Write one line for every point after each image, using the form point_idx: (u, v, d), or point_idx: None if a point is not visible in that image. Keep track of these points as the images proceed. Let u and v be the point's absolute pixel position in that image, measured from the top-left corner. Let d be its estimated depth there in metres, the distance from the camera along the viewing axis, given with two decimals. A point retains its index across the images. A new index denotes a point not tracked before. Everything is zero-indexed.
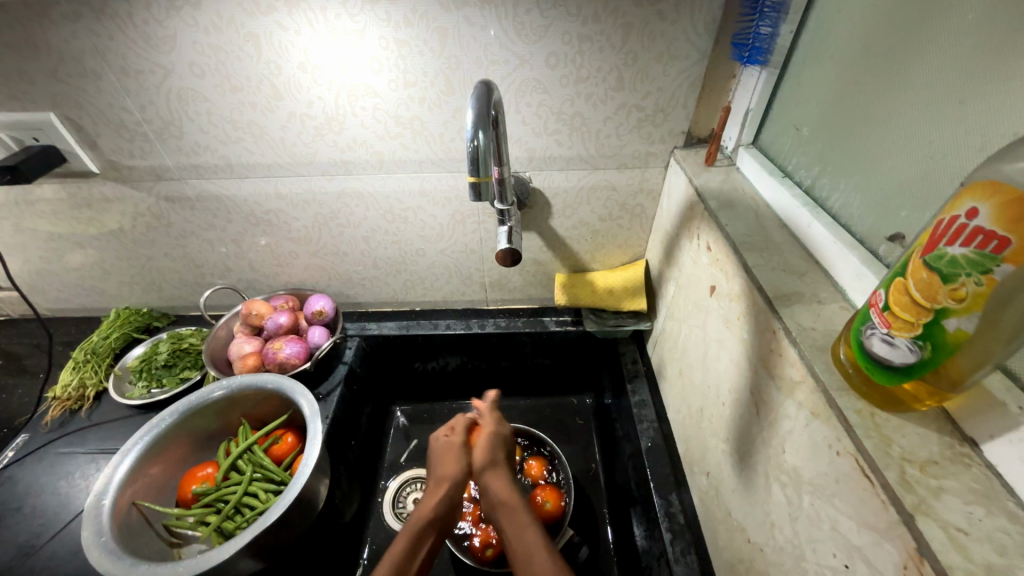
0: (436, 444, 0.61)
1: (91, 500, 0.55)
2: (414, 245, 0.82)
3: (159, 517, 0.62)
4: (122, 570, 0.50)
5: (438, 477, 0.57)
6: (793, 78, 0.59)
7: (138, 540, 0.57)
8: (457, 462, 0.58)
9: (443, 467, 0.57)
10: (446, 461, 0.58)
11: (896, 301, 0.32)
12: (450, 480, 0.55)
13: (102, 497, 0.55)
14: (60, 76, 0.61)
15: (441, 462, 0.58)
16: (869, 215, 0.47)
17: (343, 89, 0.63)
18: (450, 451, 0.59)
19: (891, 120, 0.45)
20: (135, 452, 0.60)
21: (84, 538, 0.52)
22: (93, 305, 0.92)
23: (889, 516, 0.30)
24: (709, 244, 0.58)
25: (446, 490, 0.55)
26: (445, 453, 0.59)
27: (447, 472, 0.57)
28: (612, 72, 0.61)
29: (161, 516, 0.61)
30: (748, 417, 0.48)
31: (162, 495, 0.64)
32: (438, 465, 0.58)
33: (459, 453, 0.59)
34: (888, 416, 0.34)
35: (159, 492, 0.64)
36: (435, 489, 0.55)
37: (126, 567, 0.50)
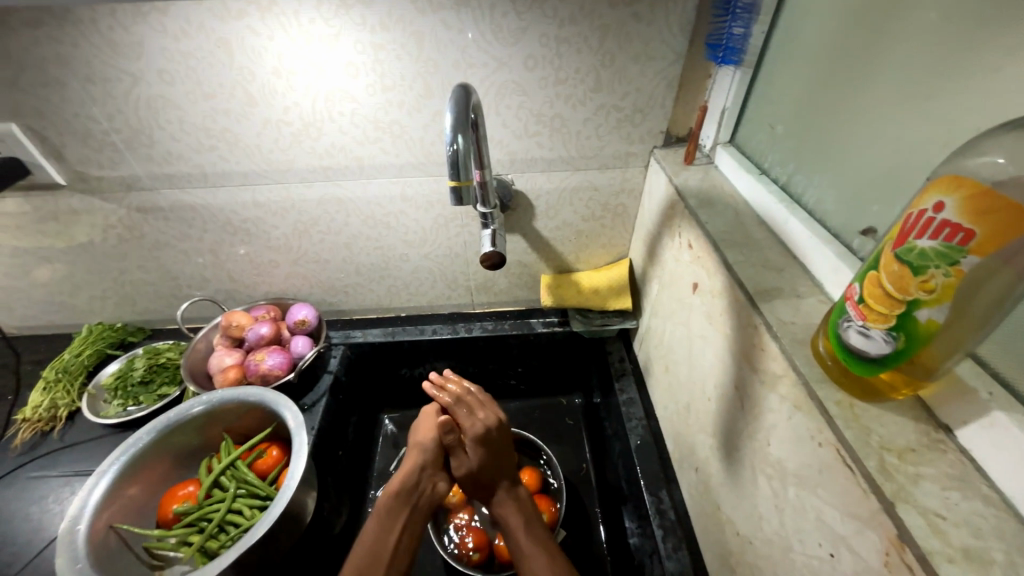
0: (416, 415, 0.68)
1: (65, 525, 0.53)
2: (397, 250, 0.82)
3: (140, 539, 0.60)
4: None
5: (415, 446, 0.64)
6: (766, 77, 0.60)
7: (117, 565, 0.55)
8: (428, 431, 0.65)
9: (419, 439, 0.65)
10: (419, 431, 0.65)
11: (871, 294, 0.32)
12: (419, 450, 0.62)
13: (76, 522, 0.54)
14: (21, 85, 0.59)
15: (417, 432, 0.66)
16: (844, 210, 0.48)
17: (320, 95, 0.62)
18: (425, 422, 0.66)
19: (862, 116, 0.46)
20: (111, 472, 0.58)
21: (58, 566, 0.50)
22: (63, 322, 0.89)
23: (871, 505, 0.31)
24: (691, 241, 0.59)
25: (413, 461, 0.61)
26: (420, 424, 0.66)
27: (418, 441, 0.64)
28: (590, 73, 0.62)
29: (140, 538, 0.59)
30: (733, 411, 0.49)
31: (141, 517, 0.62)
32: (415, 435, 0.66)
33: (431, 421, 0.66)
34: (867, 406, 0.35)
35: (138, 514, 0.61)
36: (409, 458, 0.62)
37: None
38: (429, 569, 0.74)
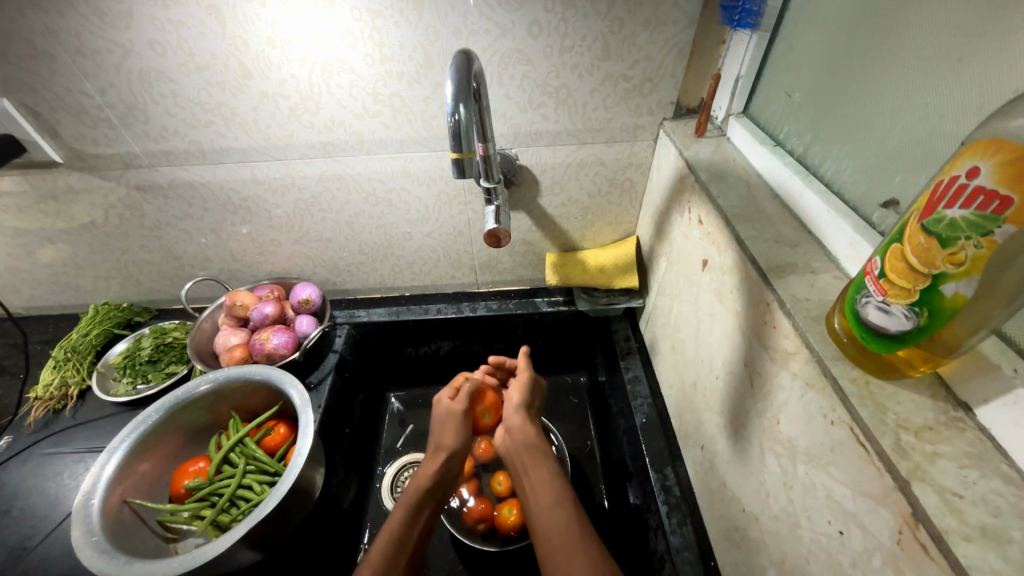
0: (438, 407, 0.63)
1: (79, 500, 0.54)
2: (400, 228, 0.80)
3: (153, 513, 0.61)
4: (115, 569, 0.49)
5: (437, 445, 0.60)
6: (785, 41, 0.57)
7: (132, 538, 0.56)
8: (456, 432, 0.60)
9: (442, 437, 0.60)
10: (446, 432, 0.60)
11: (893, 268, 0.31)
12: (446, 453, 0.58)
13: (90, 497, 0.54)
14: (9, 59, 0.57)
15: (445, 431, 0.60)
16: (863, 182, 0.47)
17: (316, 66, 0.60)
18: (452, 420, 0.61)
19: (886, 82, 0.44)
20: (122, 449, 0.59)
21: (74, 540, 0.51)
22: (70, 302, 0.89)
23: (884, 483, 0.30)
24: (701, 216, 0.57)
25: (438, 463, 0.58)
26: (446, 423, 0.61)
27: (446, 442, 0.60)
28: (598, 40, 0.59)
29: (154, 512, 0.61)
30: (742, 389, 0.48)
31: (154, 492, 0.63)
32: (440, 431, 0.61)
33: (459, 422, 0.61)
34: (883, 383, 0.34)
35: (150, 489, 0.63)
36: (433, 458, 0.59)
37: (119, 565, 0.50)
38: (437, 542, 0.76)
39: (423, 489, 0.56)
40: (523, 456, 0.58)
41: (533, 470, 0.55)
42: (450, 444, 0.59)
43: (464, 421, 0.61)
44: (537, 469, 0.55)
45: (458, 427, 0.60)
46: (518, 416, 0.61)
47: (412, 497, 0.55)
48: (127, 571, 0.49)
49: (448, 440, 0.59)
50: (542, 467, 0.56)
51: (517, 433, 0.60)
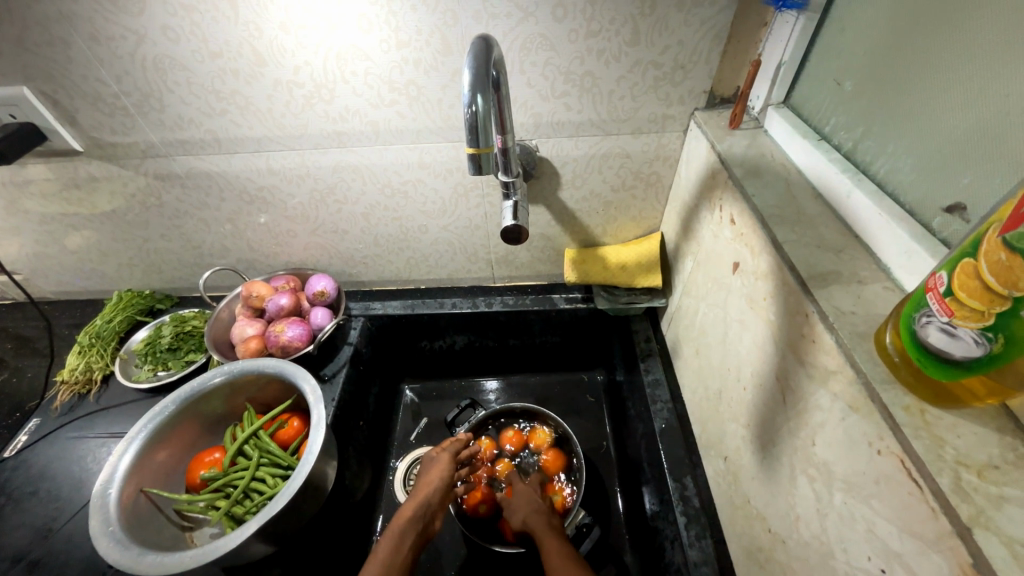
0: (428, 454, 0.69)
1: (97, 489, 0.55)
2: (416, 221, 0.78)
3: (170, 502, 0.62)
4: (131, 560, 0.50)
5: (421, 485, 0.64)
6: (836, 23, 0.52)
7: (148, 528, 0.57)
8: (439, 470, 0.65)
9: (423, 478, 0.65)
10: (432, 470, 0.66)
11: (962, 287, 0.28)
12: (431, 486, 0.63)
13: (107, 486, 0.55)
14: (27, 45, 0.57)
15: (427, 472, 0.66)
16: (922, 182, 0.42)
17: (331, 53, 0.58)
18: (435, 464, 0.67)
19: (956, 70, 0.39)
20: (139, 439, 0.60)
21: (92, 529, 0.52)
22: (96, 288, 0.91)
23: (939, 526, 0.27)
24: (733, 216, 0.53)
25: (420, 499, 0.61)
26: (430, 464, 0.66)
27: (431, 479, 0.64)
28: (627, 24, 0.55)
29: (170, 502, 0.62)
30: (773, 403, 0.45)
31: (171, 481, 0.64)
32: (427, 472, 0.66)
33: (444, 460, 0.67)
34: (940, 413, 0.31)
35: (167, 478, 0.63)
36: (416, 493, 0.62)
37: (134, 556, 0.51)
38: (448, 536, 0.76)
39: (407, 517, 0.58)
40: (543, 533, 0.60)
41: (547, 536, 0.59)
42: (431, 480, 0.64)
43: (447, 461, 0.67)
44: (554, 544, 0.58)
45: (441, 467, 0.66)
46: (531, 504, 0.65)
47: (393, 530, 0.57)
48: (141, 563, 0.50)
49: (431, 478, 0.64)
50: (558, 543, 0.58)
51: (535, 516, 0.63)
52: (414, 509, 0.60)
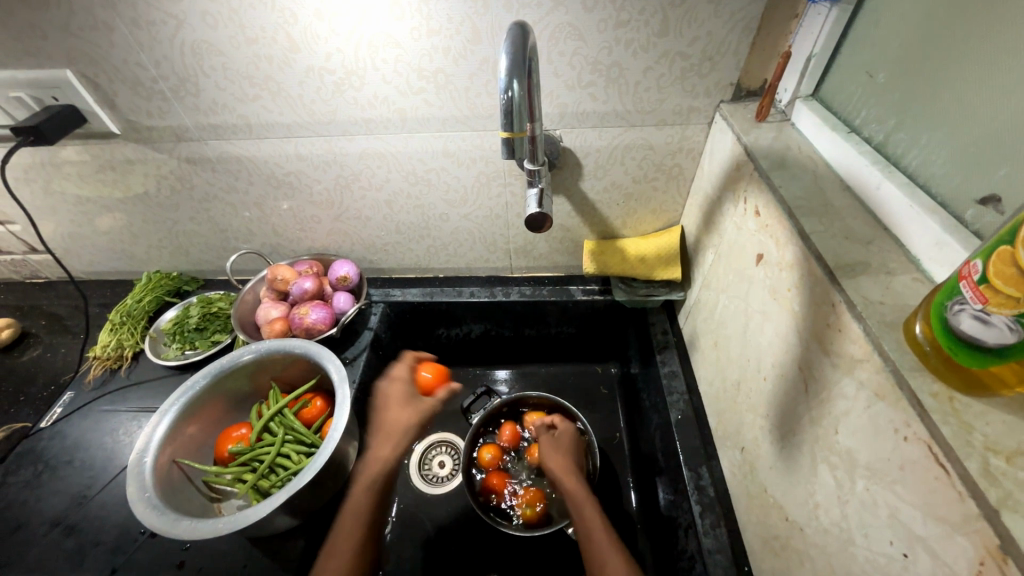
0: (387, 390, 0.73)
1: (133, 458, 0.57)
2: (437, 209, 0.79)
3: (199, 474, 0.65)
4: (165, 525, 0.52)
5: (393, 426, 0.67)
6: (869, 15, 0.51)
7: (180, 496, 0.59)
8: (404, 412, 0.69)
9: (395, 420, 0.68)
10: (394, 411, 0.70)
11: (998, 273, 0.28)
12: (398, 429, 0.67)
13: (142, 455, 0.58)
14: (72, 30, 0.59)
15: (392, 412, 0.69)
16: (956, 174, 0.42)
17: (363, 40, 0.59)
18: (396, 404, 0.70)
19: (993, 62, 0.39)
20: (172, 412, 0.62)
21: (130, 494, 0.54)
22: (126, 269, 0.94)
23: (965, 509, 0.28)
24: (758, 207, 0.53)
25: (398, 447, 0.65)
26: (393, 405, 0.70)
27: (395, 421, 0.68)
28: (656, 14, 0.55)
29: (200, 473, 0.64)
30: (794, 393, 0.45)
31: (200, 454, 0.66)
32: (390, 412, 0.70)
33: (404, 402, 0.71)
34: (969, 400, 0.31)
35: (196, 451, 0.66)
36: (392, 437, 0.66)
37: (168, 522, 0.53)
38: (461, 520, 0.78)
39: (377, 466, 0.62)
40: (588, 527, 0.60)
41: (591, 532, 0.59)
42: (405, 425, 0.68)
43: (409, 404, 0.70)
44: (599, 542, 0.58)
45: (417, 413, 0.69)
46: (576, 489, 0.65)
47: (376, 477, 0.62)
48: (175, 528, 0.52)
49: (398, 420, 0.68)
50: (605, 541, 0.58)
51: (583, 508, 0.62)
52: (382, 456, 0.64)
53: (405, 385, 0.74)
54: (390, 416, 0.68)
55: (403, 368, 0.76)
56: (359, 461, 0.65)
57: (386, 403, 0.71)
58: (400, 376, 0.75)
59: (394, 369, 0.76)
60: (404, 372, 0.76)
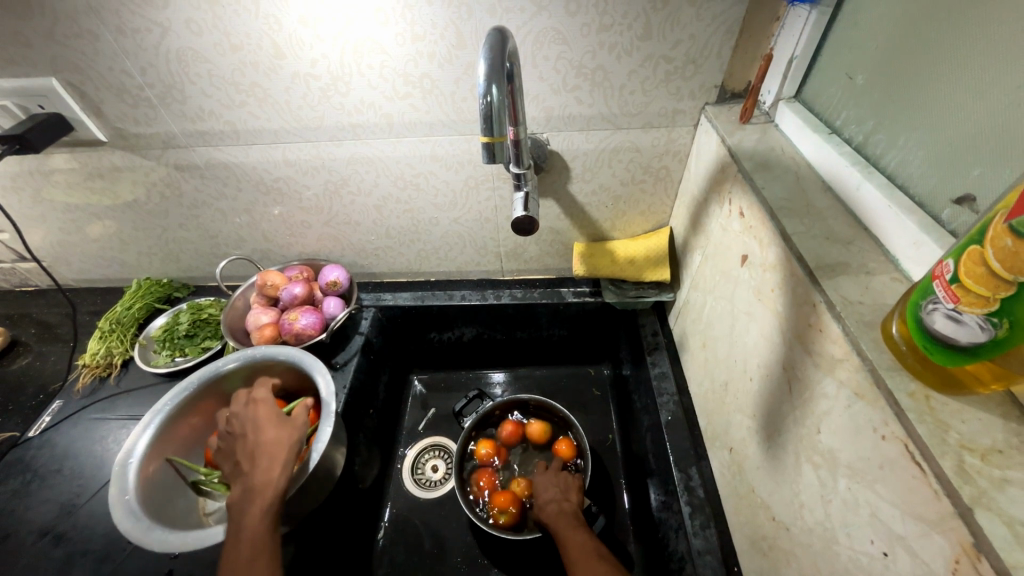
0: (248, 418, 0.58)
1: (120, 456, 0.58)
2: (427, 213, 0.80)
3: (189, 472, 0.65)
4: (139, 530, 0.53)
5: (273, 446, 0.56)
6: (848, 17, 0.52)
7: (163, 495, 0.60)
8: (281, 428, 0.58)
9: (275, 439, 0.57)
10: (267, 433, 0.57)
11: (969, 273, 0.29)
12: (281, 443, 0.56)
13: (129, 454, 0.59)
14: (57, 38, 0.59)
15: (263, 436, 0.57)
16: (933, 174, 0.43)
17: (348, 46, 0.59)
18: (264, 425, 0.58)
19: (966, 65, 0.40)
20: (164, 412, 0.63)
21: (111, 494, 0.55)
22: (116, 276, 0.94)
23: (942, 507, 0.28)
24: (742, 209, 0.54)
25: (286, 459, 0.55)
26: (261, 425, 0.58)
27: (272, 440, 0.56)
28: (639, 18, 0.56)
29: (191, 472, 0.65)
30: (779, 393, 0.45)
31: (191, 452, 0.67)
32: (259, 441, 0.56)
33: (276, 419, 0.59)
34: (945, 399, 0.32)
35: (187, 449, 0.67)
36: (276, 455, 0.55)
37: (141, 527, 0.53)
38: (454, 524, 0.78)
39: (279, 461, 0.55)
40: (570, 547, 0.59)
41: (573, 550, 0.58)
42: (288, 440, 0.57)
43: (283, 418, 0.59)
44: (580, 559, 0.56)
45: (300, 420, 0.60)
46: (561, 513, 0.64)
47: (272, 488, 0.53)
48: (147, 535, 0.52)
49: (278, 438, 0.57)
50: (586, 559, 0.56)
51: (567, 531, 0.61)
52: (274, 461, 0.55)
53: (272, 408, 0.60)
54: (267, 438, 0.56)
55: (262, 395, 0.62)
56: (240, 483, 0.53)
57: (256, 428, 0.57)
58: (262, 398, 0.61)
59: (253, 394, 0.62)
60: (264, 395, 0.62)
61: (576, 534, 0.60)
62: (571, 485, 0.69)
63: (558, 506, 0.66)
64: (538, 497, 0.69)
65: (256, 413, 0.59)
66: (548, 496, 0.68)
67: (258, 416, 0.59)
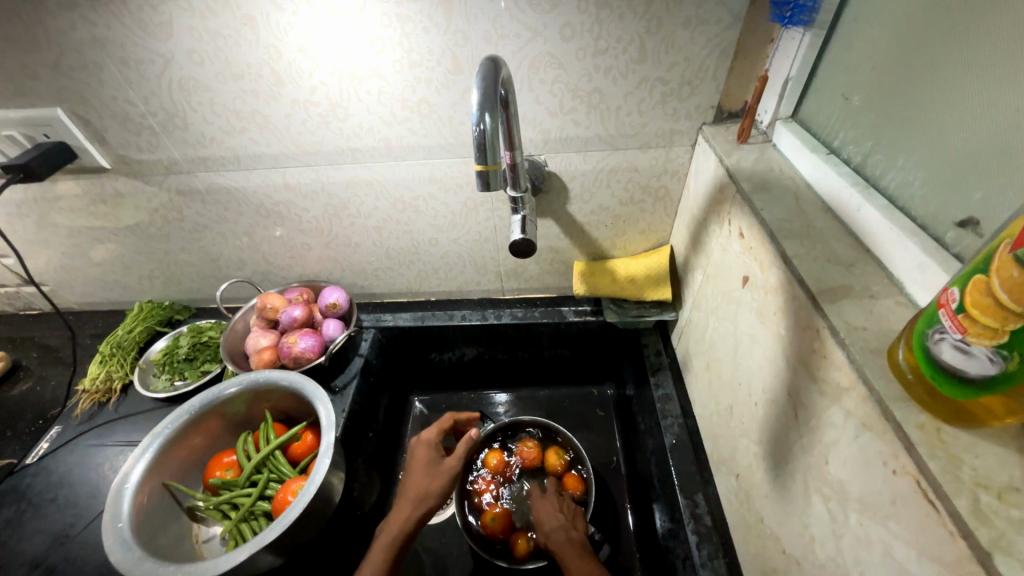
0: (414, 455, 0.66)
1: (116, 481, 0.57)
2: (426, 234, 0.80)
3: (185, 497, 0.65)
4: (129, 562, 0.52)
5: (417, 489, 0.61)
6: (842, 38, 0.52)
7: (157, 522, 0.59)
8: (432, 476, 0.63)
9: (421, 483, 0.62)
10: (417, 471, 0.64)
11: (975, 303, 0.28)
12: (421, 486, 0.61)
13: (126, 479, 0.58)
14: (61, 70, 0.60)
15: (414, 474, 0.64)
16: (934, 196, 0.42)
17: (346, 73, 0.60)
18: (416, 463, 0.65)
19: (964, 87, 0.39)
20: (163, 436, 0.62)
21: (103, 521, 0.54)
22: (118, 299, 0.94)
23: (957, 549, 0.27)
24: (742, 230, 0.53)
25: (423, 505, 0.60)
26: (419, 464, 0.65)
27: (417, 480, 0.62)
28: (634, 41, 0.56)
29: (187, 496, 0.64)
30: (784, 419, 0.44)
31: (188, 476, 0.66)
32: (409, 478, 0.63)
33: (427, 462, 0.65)
34: (956, 432, 0.31)
35: (185, 473, 0.66)
36: (410, 496, 0.60)
37: (132, 559, 0.52)
38: (456, 551, 0.76)
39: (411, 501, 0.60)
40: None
41: None
42: (431, 487, 0.61)
43: (435, 464, 0.64)
44: None
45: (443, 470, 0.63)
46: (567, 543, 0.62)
47: (399, 528, 0.57)
48: (136, 568, 0.51)
49: (425, 481, 0.62)
50: None
51: (574, 563, 0.59)
52: (411, 503, 0.60)
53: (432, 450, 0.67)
54: (415, 479, 0.62)
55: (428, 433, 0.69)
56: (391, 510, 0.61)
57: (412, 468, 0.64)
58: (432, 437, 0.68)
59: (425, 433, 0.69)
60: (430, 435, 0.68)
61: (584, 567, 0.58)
62: (578, 516, 0.67)
63: (564, 535, 0.63)
64: (543, 525, 0.66)
65: (421, 449, 0.67)
66: (553, 524, 0.66)
67: (419, 454, 0.66)
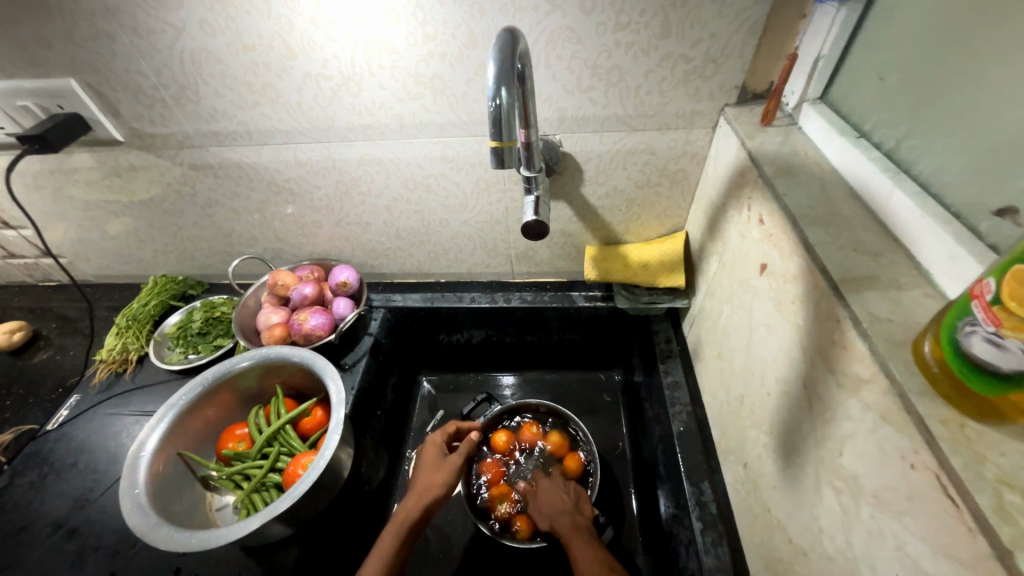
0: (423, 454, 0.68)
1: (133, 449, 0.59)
2: (437, 215, 0.79)
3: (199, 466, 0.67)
4: (146, 527, 0.53)
5: (425, 484, 0.63)
6: (880, 15, 0.49)
7: (171, 490, 0.61)
8: (439, 470, 0.64)
9: (430, 478, 0.63)
10: (425, 467, 0.65)
11: (1012, 295, 0.27)
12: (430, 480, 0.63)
13: (142, 448, 0.59)
14: (74, 40, 0.59)
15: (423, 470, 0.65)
16: (971, 183, 0.40)
17: (359, 46, 0.58)
18: (425, 460, 0.67)
19: (1014, 66, 0.37)
20: (177, 407, 0.64)
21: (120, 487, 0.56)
22: (133, 273, 0.95)
23: (976, 547, 0.26)
24: (762, 216, 0.51)
25: (430, 496, 0.61)
26: (427, 461, 0.66)
27: (426, 475, 0.64)
28: (657, 16, 0.54)
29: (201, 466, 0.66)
30: (798, 410, 0.43)
31: (201, 446, 0.68)
32: (419, 474, 0.65)
33: (434, 458, 0.66)
34: (981, 428, 0.30)
35: (198, 445, 0.67)
36: (420, 489, 0.62)
37: (148, 524, 0.53)
38: (460, 528, 0.77)
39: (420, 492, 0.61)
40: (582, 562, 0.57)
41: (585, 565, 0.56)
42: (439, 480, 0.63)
43: (442, 460, 0.66)
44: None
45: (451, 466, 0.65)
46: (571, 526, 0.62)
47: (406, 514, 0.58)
48: (152, 533, 0.53)
49: (432, 475, 0.64)
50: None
51: (578, 546, 0.59)
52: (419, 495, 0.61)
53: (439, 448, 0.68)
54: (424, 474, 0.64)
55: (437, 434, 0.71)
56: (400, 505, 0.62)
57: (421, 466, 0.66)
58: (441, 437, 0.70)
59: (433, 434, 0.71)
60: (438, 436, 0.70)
61: (587, 549, 0.58)
62: (582, 499, 0.67)
63: (568, 518, 0.64)
64: (547, 507, 0.67)
65: (430, 447, 0.68)
66: (557, 507, 0.66)
67: (427, 452, 0.68)
